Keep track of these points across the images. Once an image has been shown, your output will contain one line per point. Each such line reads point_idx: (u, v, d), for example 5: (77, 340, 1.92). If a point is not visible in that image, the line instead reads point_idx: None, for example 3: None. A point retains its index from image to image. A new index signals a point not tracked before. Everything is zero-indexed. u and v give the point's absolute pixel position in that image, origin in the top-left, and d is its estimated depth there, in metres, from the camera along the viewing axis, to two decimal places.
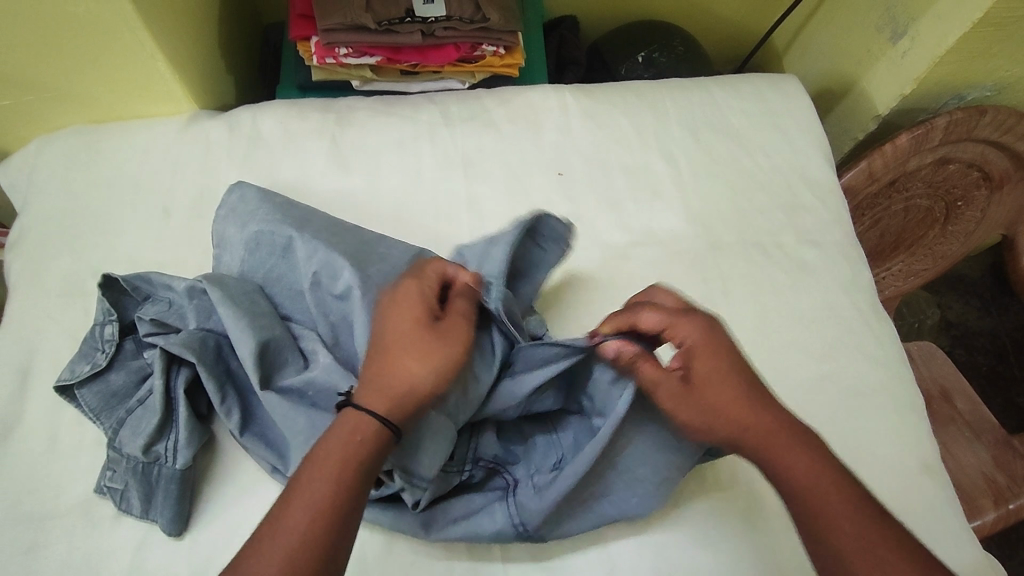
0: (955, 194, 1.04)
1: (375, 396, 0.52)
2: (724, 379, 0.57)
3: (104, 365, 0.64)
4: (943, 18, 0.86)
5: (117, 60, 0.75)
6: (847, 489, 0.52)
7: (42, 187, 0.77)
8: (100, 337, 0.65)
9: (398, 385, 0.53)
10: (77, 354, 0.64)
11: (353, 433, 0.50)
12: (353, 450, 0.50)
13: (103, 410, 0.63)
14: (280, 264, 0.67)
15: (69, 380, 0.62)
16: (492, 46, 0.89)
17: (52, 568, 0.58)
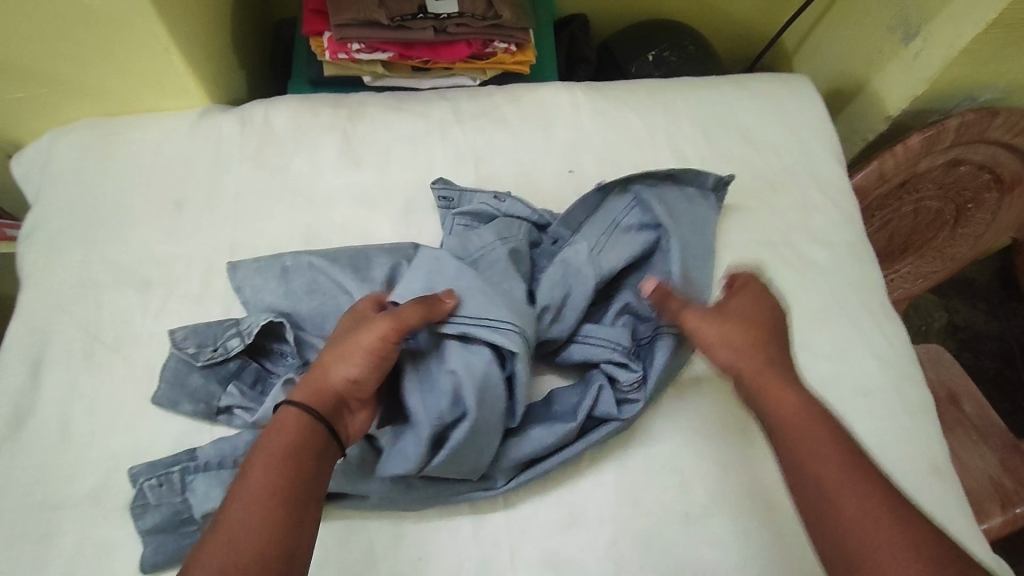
0: (966, 196, 1.04)
1: (300, 386, 0.55)
2: (741, 335, 0.60)
3: (203, 364, 0.66)
4: (956, 18, 0.86)
5: (130, 54, 0.75)
6: (835, 446, 0.52)
7: (55, 178, 0.78)
8: (225, 341, 0.67)
9: (324, 381, 0.55)
10: (199, 332, 0.68)
11: (286, 432, 0.52)
12: (289, 444, 0.52)
13: (173, 394, 0.65)
14: (325, 301, 0.68)
15: (175, 342, 0.67)
16: (503, 42, 0.89)
17: (63, 556, 0.59)
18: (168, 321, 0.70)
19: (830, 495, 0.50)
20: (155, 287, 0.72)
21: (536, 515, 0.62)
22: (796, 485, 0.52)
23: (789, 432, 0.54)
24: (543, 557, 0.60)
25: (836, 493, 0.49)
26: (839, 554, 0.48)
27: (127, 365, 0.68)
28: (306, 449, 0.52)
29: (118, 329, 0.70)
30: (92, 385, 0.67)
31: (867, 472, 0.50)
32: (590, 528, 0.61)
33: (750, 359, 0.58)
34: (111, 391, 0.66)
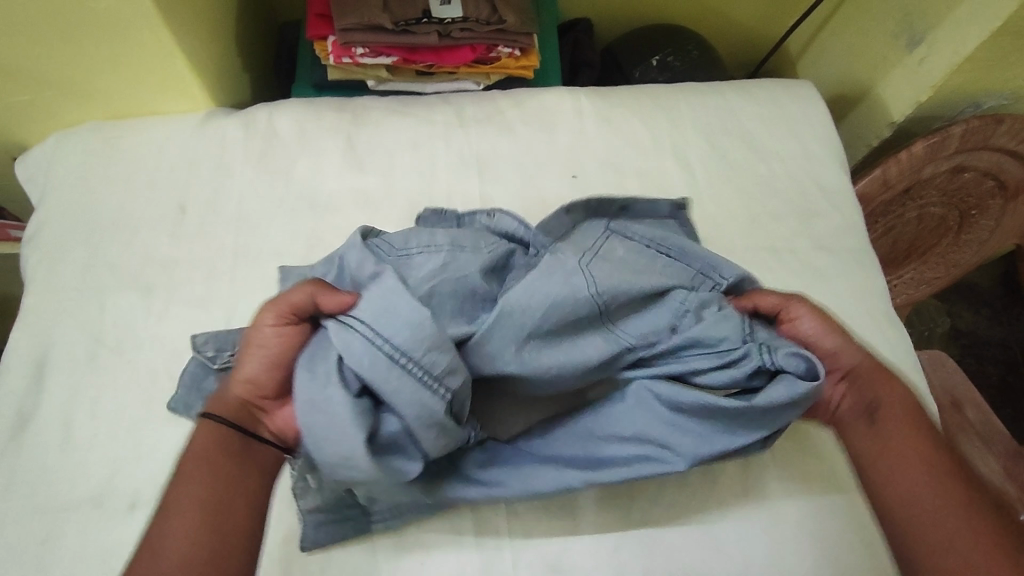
0: (970, 203, 1.04)
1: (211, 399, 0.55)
2: (822, 329, 0.61)
3: (218, 368, 0.65)
4: (960, 25, 0.86)
5: (136, 57, 0.75)
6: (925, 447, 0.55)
7: (59, 181, 0.78)
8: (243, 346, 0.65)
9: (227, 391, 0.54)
10: (220, 336, 0.67)
11: (207, 447, 0.52)
12: (212, 457, 0.52)
13: (189, 399, 0.65)
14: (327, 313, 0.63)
15: (197, 345, 0.66)
16: (507, 47, 0.89)
17: (65, 559, 0.59)
18: (172, 325, 0.70)
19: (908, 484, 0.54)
20: (158, 291, 0.72)
21: (542, 524, 0.62)
22: (887, 525, 0.54)
23: (892, 438, 0.56)
24: (546, 564, 0.60)
25: (906, 479, 0.54)
26: (892, 519, 0.53)
27: (130, 368, 0.68)
28: (229, 460, 0.52)
29: (121, 333, 0.70)
30: (96, 388, 0.67)
31: (936, 452, 0.55)
32: (591, 535, 0.61)
33: (853, 357, 0.60)
34: (114, 395, 0.66)
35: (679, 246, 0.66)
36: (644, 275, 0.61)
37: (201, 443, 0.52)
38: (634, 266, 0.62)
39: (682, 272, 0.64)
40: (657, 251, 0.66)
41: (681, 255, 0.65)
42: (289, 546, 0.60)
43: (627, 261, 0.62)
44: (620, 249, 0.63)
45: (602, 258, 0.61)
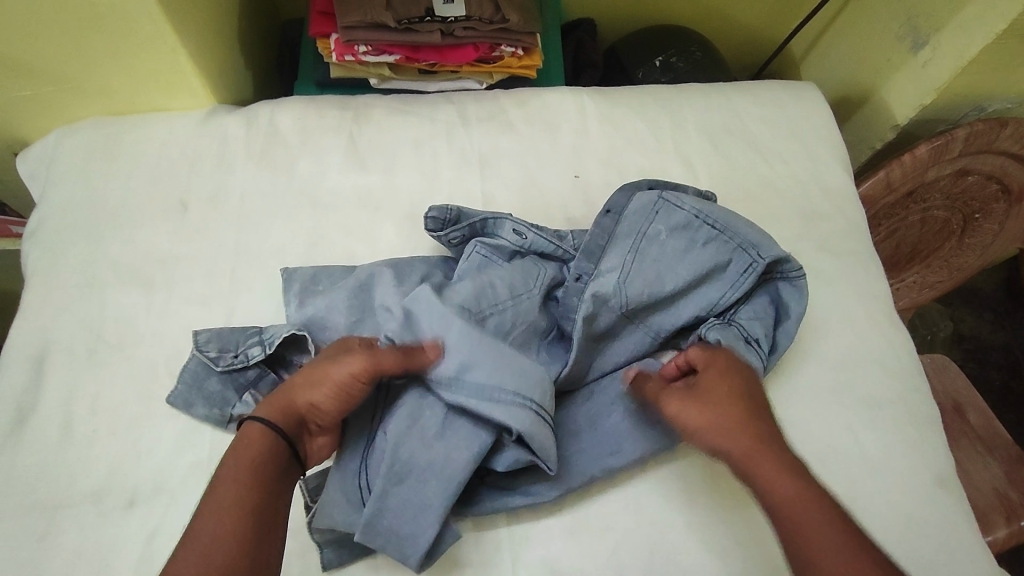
0: (974, 206, 1.04)
1: (265, 404, 0.56)
2: (726, 395, 0.58)
3: (222, 369, 0.66)
4: (965, 28, 0.85)
5: (139, 54, 0.75)
6: (817, 506, 0.50)
7: (60, 177, 0.78)
8: (246, 347, 0.66)
9: (292, 401, 0.56)
10: (221, 336, 0.67)
11: (251, 451, 0.52)
12: (254, 463, 0.52)
13: (189, 396, 0.65)
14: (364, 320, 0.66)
15: (197, 344, 0.67)
16: (510, 47, 0.89)
17: (62, 556, 0.59)
18: (171, 322, 0.70)
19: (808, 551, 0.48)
20: (158, 287, 0.72)
21: (541, 527, 0.61)
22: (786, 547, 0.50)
23: (781, 504, 0.51)
24: (545, 566, 0.60)
25: (808, 527, 0.49)
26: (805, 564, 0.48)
27: (129, 365, 0.68)
28: (274, 467, 0.52)
29: (121, 329, 0.69)
30: (95, 384, 0.66)
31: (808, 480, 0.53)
32: (591, 537, 0.61)
33: (729, 426, 0.56)
34: (113, 391, 0.66)
35: (723, 220, 0.68)
36: (681, 272, 0.67)
37: (253, 452, 0.52)
38: (683, 257, 0.68)
39: (721, 247, 0.68)
40: (701, 223, 0.68)
41: (725, 228, 0.68)
42: (287, 545, 0.59)
43: (667, 249, 0.68)
44: (662, 230, 0.68)
45: (644, 262, 0.67)
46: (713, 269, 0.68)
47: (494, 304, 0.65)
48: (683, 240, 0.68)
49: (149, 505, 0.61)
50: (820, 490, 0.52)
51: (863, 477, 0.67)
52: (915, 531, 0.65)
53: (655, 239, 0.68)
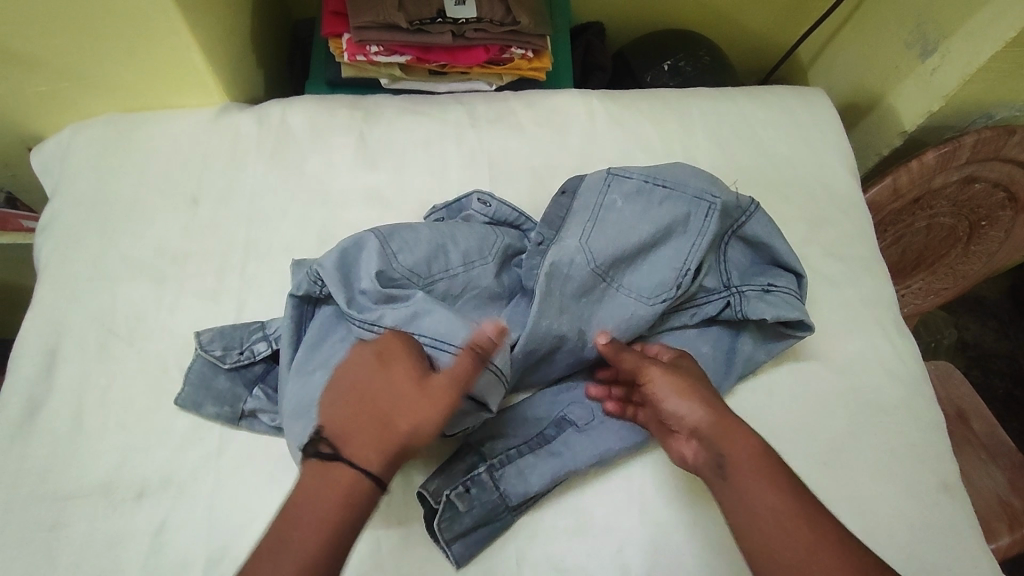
0: (980, 213, 1.04)
1: (365, 445, 0.52)
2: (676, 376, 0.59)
3: (229, 366, 0.67)
4: (974, 35, 0.86)
5: (153, 51, 0.76)
6: (778, 485, 0.52)
7: (74, 172, 0.78)
8: (251, 345, 0.68)
9: (387, 431, 0.53)
10: (225, 334, 0.69)
11: (343, 488, 0.51)
12: (341, 504, 0.50)
13: (198, 397, 0.66)
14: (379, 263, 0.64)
15: (200, 345, 0.67)
16: (520, 49, 0.90)
17: (72, 546, 0.59)
18: (183, 316, 0.71)
19: (760, 528, 0.51)
20: (169, 282, 0.73)
21: (547, 520, 0.62)
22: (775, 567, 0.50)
23: (746, 472, 0.53)
24: (550, 562, 0.60)
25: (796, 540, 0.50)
26: None
27: (141, 358, 0.68)
28: (364, 509, 0.51)
29: (131, 323, 0.70)
30: (106, 377, 0.67)
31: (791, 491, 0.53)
32: (595, 535, 0.61)
33: (706, 410, 0.57)
34: (124, 384, 0.67)
35: (672, 178, 0.70)
36: (675, 242, 0.69)
37: (332, 505, 0.50)
38: (651, 219, 0.69)
39: (678, 203, 0.69)
40: (653, 186, 0.70)
41: (675, 186, 0.70)
42: None
43: (634, 213, 0.69)
44: (619, 199, 0.70)
45: (611, 228, 0.68)
46: (676, 223, 0.69)
47: (444, 267, 0.67)
48: (648, 205, 0.69)
49: (158, 497, 0.62)
50: (784, 466, 0.54)
51: (868, 480, 0.67)
52: (919, 535, 0.65)
53: (613, 207, 0.69)
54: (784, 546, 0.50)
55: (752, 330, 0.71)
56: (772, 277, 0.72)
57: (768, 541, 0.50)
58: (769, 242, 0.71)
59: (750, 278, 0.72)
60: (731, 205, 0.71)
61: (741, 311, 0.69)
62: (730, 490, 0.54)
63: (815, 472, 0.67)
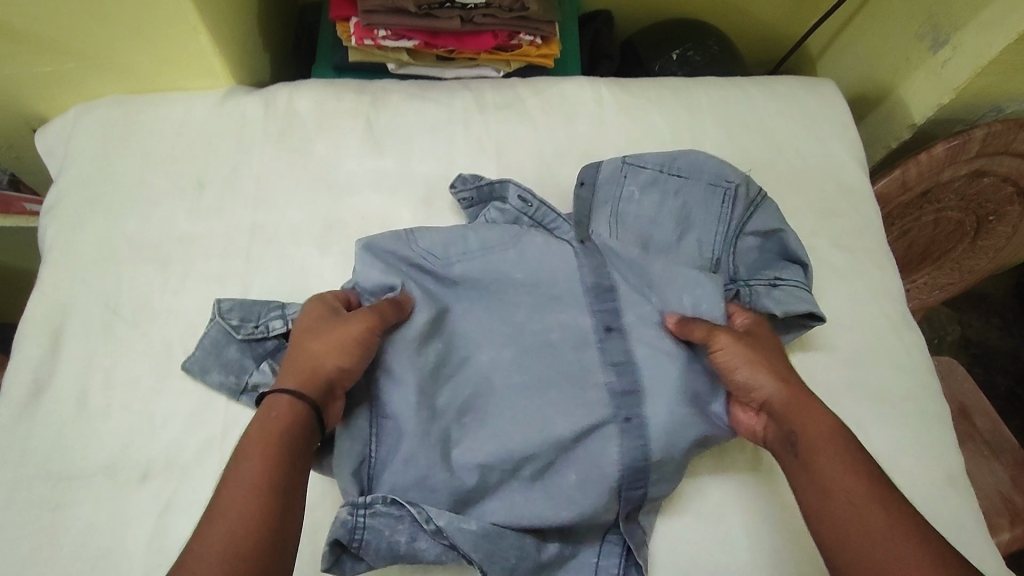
0: (988, 208, 1.03)
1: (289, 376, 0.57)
2: (748, 357, 0.61)
3: (242, 338, 0.66)
4: (987, 27, 0.85)
5: (160, 33, 0.75)
6: (840, 445, 0.55)
7: (79, 153, 0.78)
8: (268, 319, 0.67)
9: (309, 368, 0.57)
10: (245, 305, 0.68)
11: (274, 415, 0.53)
12: (273, 425, 0.52)
13: (206, 362, 0.66)
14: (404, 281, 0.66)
15: (220, 311, 0.67)
16: (529, 35, 0.89)
17: (77, 526, 0.59)
18: (188, 299, 0.71)
19: (823, 485, 0.53)
20: (174, 265, 0.73)
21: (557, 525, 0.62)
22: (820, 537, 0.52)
23: (815, 442, 0.56)
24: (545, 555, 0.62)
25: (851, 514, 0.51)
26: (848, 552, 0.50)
27: (145, 340, 0.68)
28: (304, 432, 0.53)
29: (137, 305, 0.70)
30: (111, 359, 0.67)
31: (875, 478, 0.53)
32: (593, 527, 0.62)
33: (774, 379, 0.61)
34: (130, 365, 0.67)
35: (687, 167, 0.72)
36: (699, 229, 0.72)
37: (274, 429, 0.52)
38: (670, 211, 0.72)
39: (694, 189, 0.72)
40: (668, 176, 0.72)
41: (691, 172, 0.72)
42: None
43: (654, 205, 0.72)
44: (636, 190, 0.72)
45: (634, 225, 0.72)
46: (693, 209, 0.72)
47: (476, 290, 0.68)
48: (665, 194, 0.72)
49: (163, 479, 0.62)
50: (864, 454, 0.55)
51: None
52: None
53: (631, 199, 0.72)
54: (837, 508, 0.52)
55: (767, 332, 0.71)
56: (778, 269, 0.71)
57: (824, 500, 0.53)
58: (774, 228, 0.72)
59: (759, 270, 0.72)
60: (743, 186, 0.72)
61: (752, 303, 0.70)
62: (801, 467, 0.56)
63: None
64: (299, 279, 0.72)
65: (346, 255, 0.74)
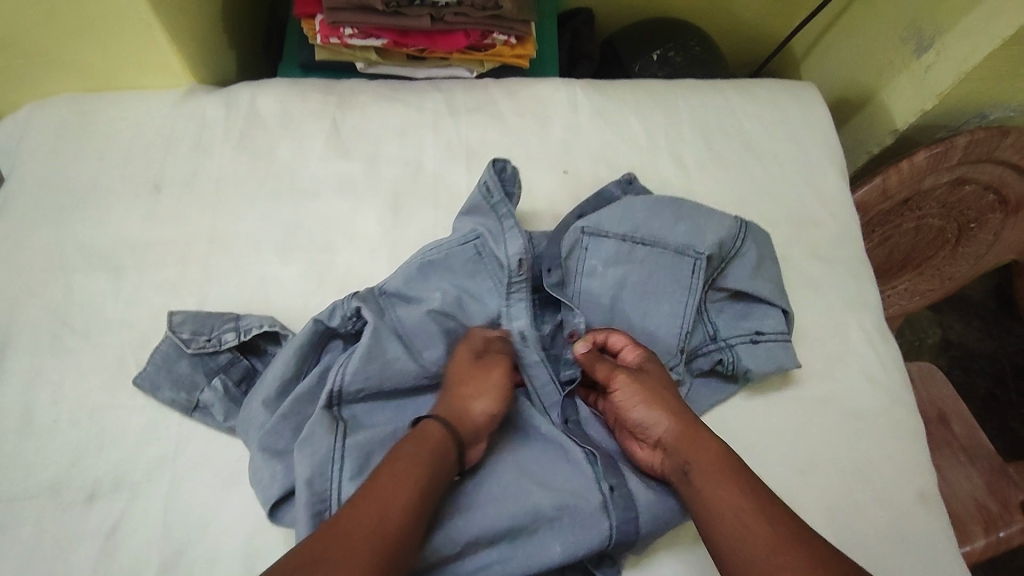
0: (969, 216, 1.02)
1: (442, 409, 0.59)
2: (645, 386, 0.61)
3: (193, 351, 0.64)
4: (971, 32, 0.83)
5: (111, 29, 0.72)
6: (735, 476, 0.54)
7: (30, 154, 0.75)
8: (220, 332, 0.65)
9: (461, 403, 0.59)
10: (198, 318, 0.65)
11: (421, 442, 0.55)
12: (421, 455, 0.54)
13: (157, 378, 0.63)
14: (390, 320, 0.64)
15: (172, 325, 0.64)
16: (502, 35, 0.86)
17: (18, 549, 0.57)
18: (142, 309, 0.68)
19: (721, 506, 0.53)
20: (128, 273, 0.70)
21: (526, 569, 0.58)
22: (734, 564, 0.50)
23: (714, 478, 0.55)
24: None
25: (755, 535, 0.50)
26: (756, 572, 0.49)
27: (96, 352, 0.65)
28: (440, 467, 0.54)
29: (88, 315, 0.67)
30: (58, 373, 0.64)
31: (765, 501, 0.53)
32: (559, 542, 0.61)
33: (669, 407, 0.60)
34: (78, 379, 0.64)
35: (653, 235, 0.70)
36: (665, 300, 0.68)
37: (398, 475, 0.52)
38: (635, 285, 0.69)
39: (658, 258, 0.69)
40: (633, 245, 0.70)
41: (656, 242, 0.69)
42: (253, 544, 0.58)
43: (616, 280, 0.69)
44: (598, 264, 0.69)
45: (597, 295, 0.69)
46: (659, 266, 0.69)
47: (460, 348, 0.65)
48: (629, 265, 0.69)
49: (111, 499, 0.59)
50: (749, 473, 0.55)
51: (845, 489, 0.66)
52: (892, 545, 0.64)
53: (593, 273, 0.69)
54: (749, 538, 0.50)
55: (746, 384, 0.69)
56: (759, 320, 0.70)
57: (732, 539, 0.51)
58: (752, 290, 0.69)
59: (737, 326, 0.70)
60: (714, 255, 0.69)
61: (733, 367, 0.67)
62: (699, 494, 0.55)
63: (790, 481, 0.65)
64: (257, 288, 0.70)
65: (307, 263, 0.71)
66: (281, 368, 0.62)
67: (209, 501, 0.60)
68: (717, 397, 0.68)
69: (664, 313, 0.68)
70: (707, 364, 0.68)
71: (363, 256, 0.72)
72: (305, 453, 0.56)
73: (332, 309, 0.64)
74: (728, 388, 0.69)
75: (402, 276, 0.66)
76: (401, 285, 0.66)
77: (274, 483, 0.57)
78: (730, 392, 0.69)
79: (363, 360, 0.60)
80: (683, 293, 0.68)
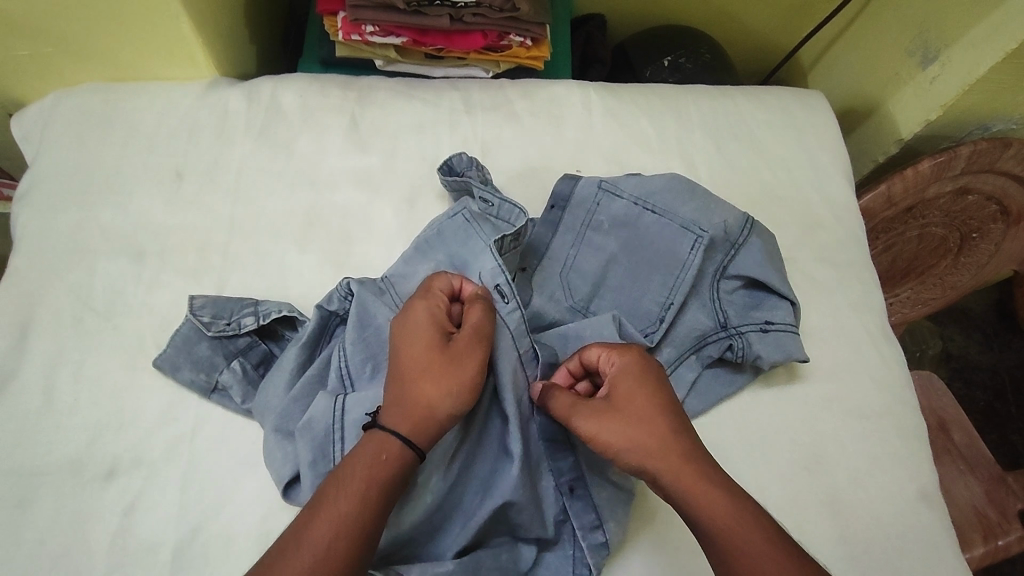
0: (971, 225, 1.04)
1: (400, 416, 0.53)
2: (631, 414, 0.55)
3: (213, 335, 0.65)
4: (976, 44, 0.85)
5: (139, 21, 0.73)
6: (735, 515, 0.51)
7: (56, 141, 0.76)
8: (238, 316, 0.66)
9: (419, 404, 0.54)
10: (218, 302, 0.67)
11: (372, 463, 0.51)
12: (373, 479, 0.50)
13: (177, 359, 0.64)
14: (389, 300, 0.66)
15: (192, 309, 0.66)
16: (519, 36, 0.88)
17: (39, 523, 0.58)
18: (162, 294, 0.69)
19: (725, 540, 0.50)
20: (149, 258, 0.71)
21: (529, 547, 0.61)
22: None
23: (711, 527, 0.50)
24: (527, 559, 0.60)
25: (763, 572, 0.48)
26: None
27: (117, 335, 0.67)
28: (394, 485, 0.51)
29: (110, 297, 0.69)
30: (81, 353, 0.65)
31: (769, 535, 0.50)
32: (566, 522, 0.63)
33: (655, 433, 0.54)
34: (98, 360, 0.65)
35: (663, 204, 0.72)
36: (658, 275, 0.71)
37: (343, 504, 0.49)
38: (635, 251, 0.72)
39: (663, 228, 0.72)
40: (642, 210, 0.72)
41: (664, 212, 0.72)
42: (267, 525, 0.59)
43: (618, 242, 0.72)
44: (605, 221, 0.72)
45: (597, 250, 0.72)
46: (664, 234, 0.72)
47: None
48: (631, 230, 0.72)
49: (129, 477, 0.60)
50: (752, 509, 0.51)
51: (848, 487, 0.67)
52: (894, 544, 0.65)
53: (598, 228, 0.72)
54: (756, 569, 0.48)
55: (753, 377, 0.71)
56: (769, 311, 0.71)
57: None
58: (761, 275, 0.71)
59: (747, 315, 0.71)
60: (716, 236, 0.71)
61: (743, 353, 0.68)
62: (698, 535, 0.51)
63: (795, 479, 0.66)
64: (277, 276, 0.71)
65: (325, 254, 0.73)
66: (295, 353, 0.64)
67: (223, 483, 0.61)
68: (720, 389, 0.69)
69: (660, 285, 0.71)
70: (707, 348, 0.70)
71: (381, 247, 0.74)
72: (320, 433, 0.58)
73: (331, 293, 0.66)
74: (735, 377, 0.70)
75: (402, 261, 0.69)
76: (400, 273, 0.68)
77: (286, 464, 0.59)
78: (737, 384, 0.70)
79: (359, 336, 0.62)
80: (682, 270, 0.70)
